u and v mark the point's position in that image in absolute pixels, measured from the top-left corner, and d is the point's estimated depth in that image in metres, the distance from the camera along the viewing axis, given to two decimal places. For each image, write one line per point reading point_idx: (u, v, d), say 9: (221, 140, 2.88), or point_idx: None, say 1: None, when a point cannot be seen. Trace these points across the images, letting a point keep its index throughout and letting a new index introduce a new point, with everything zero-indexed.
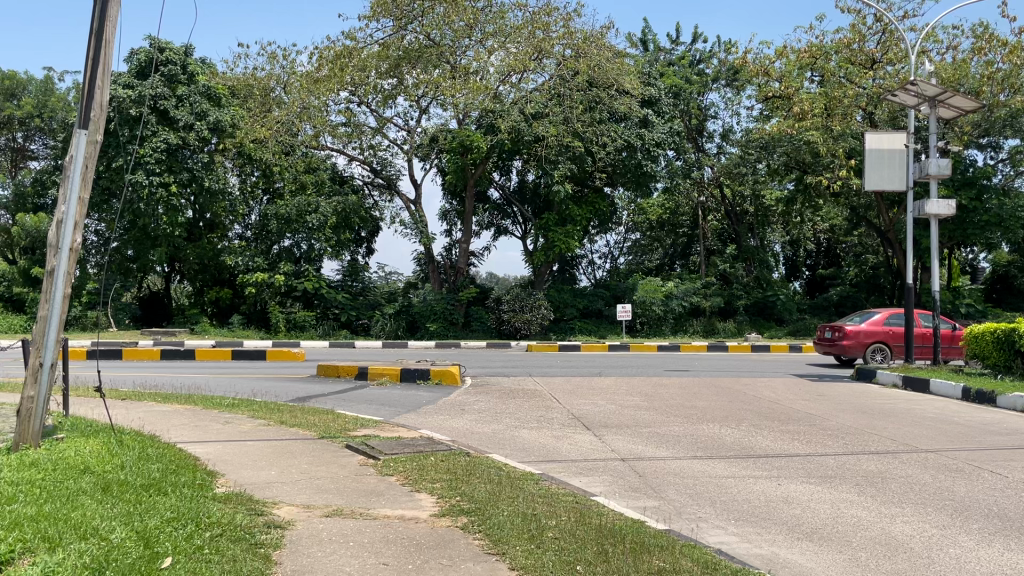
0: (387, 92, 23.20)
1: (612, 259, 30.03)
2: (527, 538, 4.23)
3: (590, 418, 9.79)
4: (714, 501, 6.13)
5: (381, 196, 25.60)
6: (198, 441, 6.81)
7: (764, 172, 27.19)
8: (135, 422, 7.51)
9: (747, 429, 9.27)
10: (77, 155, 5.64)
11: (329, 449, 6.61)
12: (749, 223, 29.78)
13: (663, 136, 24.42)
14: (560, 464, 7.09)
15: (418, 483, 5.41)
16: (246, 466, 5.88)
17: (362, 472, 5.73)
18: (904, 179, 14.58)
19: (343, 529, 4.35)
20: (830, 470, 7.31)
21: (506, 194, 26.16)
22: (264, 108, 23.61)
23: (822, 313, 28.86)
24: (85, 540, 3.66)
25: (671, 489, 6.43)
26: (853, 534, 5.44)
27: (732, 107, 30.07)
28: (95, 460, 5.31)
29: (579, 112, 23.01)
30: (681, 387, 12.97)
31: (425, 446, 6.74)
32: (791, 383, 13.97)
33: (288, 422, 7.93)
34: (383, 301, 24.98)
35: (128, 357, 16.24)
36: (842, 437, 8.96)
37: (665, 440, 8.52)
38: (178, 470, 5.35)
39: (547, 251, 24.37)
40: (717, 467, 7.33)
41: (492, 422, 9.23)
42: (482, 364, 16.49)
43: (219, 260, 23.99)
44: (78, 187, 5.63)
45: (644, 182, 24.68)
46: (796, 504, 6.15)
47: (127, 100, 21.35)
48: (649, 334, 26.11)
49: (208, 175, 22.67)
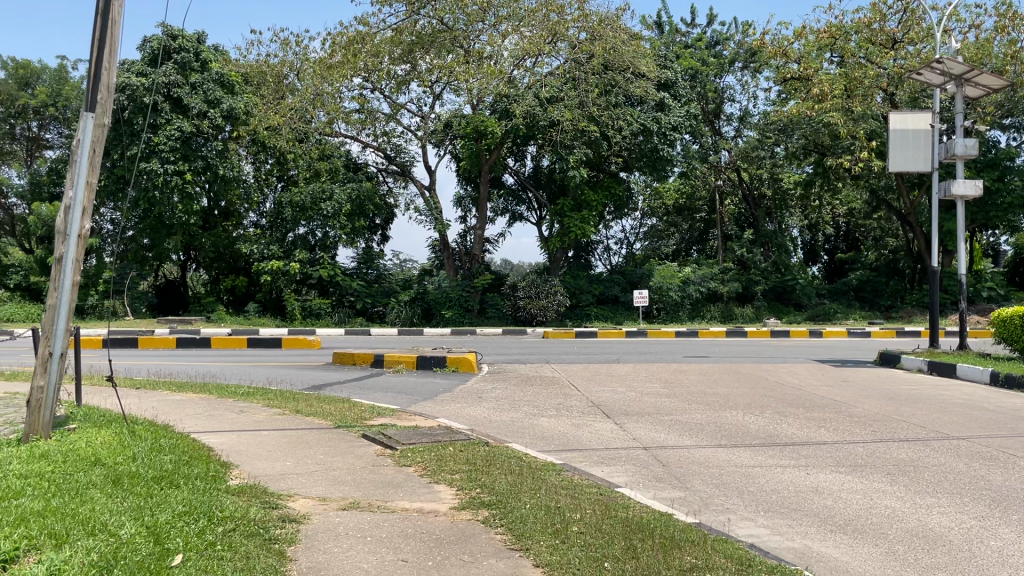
0: (401, 77, 22.97)
1: (628, 245, 29.73)
2: (551, 533, 4.05)
3: (610, 405, 9.61)
4: (742, 492, 5.93)
5: (395, 182, 25.49)
6: (212, 431, 6.69)
7: (782, 156, 26.84)
8: (148, 412, 7.40)
9: (771, 416, 9.06)
10: (84, 139, 5.48)
11: (346, 439, 6.46)
12: (767, 207, 29.40)
13: (680, 120, 24.09)
14: (581, 454, 6.92)
15: (437, 474, 5.24)
16: (261, 456, 5.74)
17: (379, 463, 5.58)
18: (929, 160, 14.21)
19: (360, 524, 4.20)
20: (860, 459, 7.10)
21: (521, 179, 25.93)
22: (277, 95, 23.43)
23: (841, 298, 28.54)
24: (93, 536, 3.52)
25: (697, 479, 6.25)
26: (888, 526, 5.23)
27: (749, 90, 29.63)
28: (107, 451, 5.18)
29: (594, 96, 22.75)
30: (701, 373, 12.75)
31: (444, 435, 6.59)
32: (813, 369, 13.72)
33: (303, 411, 7.81)
34: (398, 288, 24.83)
35: (144, 345, 16.20)
36: (869, 424, 8.73)
37: (688, 428, 8.33)
38: (191, 461, 5.23)
39: (563, 237, 24.14)
40: (742, 456, 7.14)
41: (510, 410, 9.08)
42: (498, 351, 16.33)
43: (235, 247, 24.16)
44: (86, 171, 5.46)
45: (660, 167, 24.32)
46: (827, 495, 5.96)
47: (141, 88, 21.26)
48: (666, 320, 25.82)
49: (223, 162, 22.54)
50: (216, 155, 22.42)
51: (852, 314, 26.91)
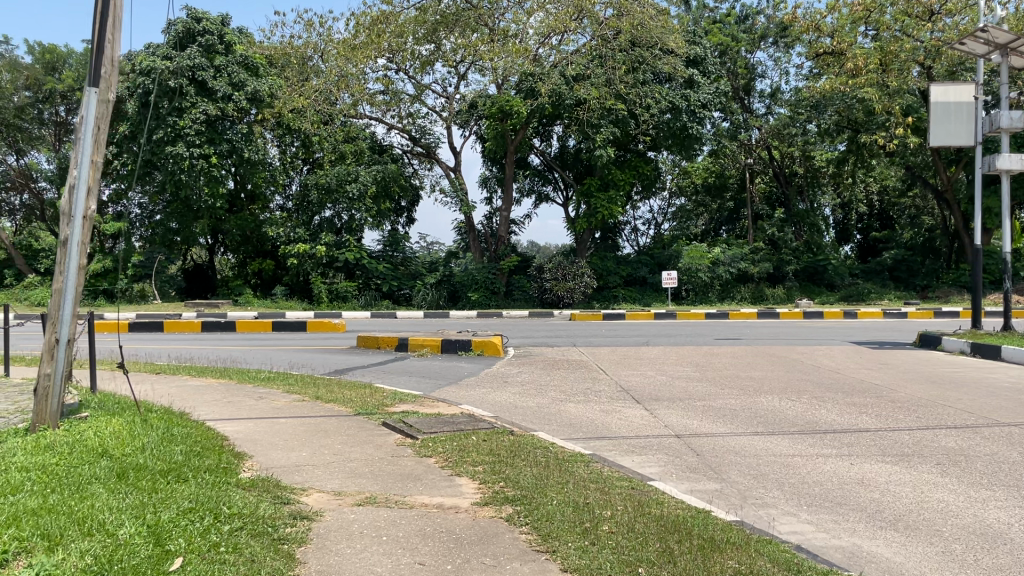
0: (425, 57, 22.54)
1: (656, 226, 29.18)
2: (579, 533, 3.76)
3: (640, 390, 9.29)
4: (782, 483, 5.60)
5: (420, 164, 25.22)
6: (228, 419, 6.48)
7: (814, 134, 26.20)
8: (164, 399, 7.21)
9: (809, 402, 8.68)
10: (88, 115, 5.23)
11: (365, 427, 6.22)
12: (798, 185, 28.65)
13: (709, 97, 23.47)
14: (610, 442, 6.62)
15: (459, 466, 4.96)
16: (277, 446, 5.51)
17: (398, 454, 5.32)
18: (972, 134, 13.57)
19: (376, 521, 3.94)
20: (907, 448, 6.71)
21: (547, 160, 25.46)
22: (302, 77, 23.14)
23: (875, 278, 27.89)
24: (90, 537, 3.29)
25: (734, 470, 5.92)
26: (942, 522, 4.87)
27: (781, 65, 28.86)
28: (115, 442, 4.97)
29: (622, 73, 22.23)
30: (734, 356, 12.36)
31: (467, 423, 6.31)
32: (850, 351, 13.25)
33: (323, 397, 7.57)
34: (424, 271, 24.62)
35: (169, 329, 16.14)
36: (913, 410, 8.31)
37: (723, 415, 7.97)
38: (203, 452, 5.00)
39: (589, 218, 23.75)
40: (781, 444, 6.78)
41: (536, 395, 8.80)
42: (524, 334, 16.03)
43: (261, 231, 24.01)
44: (90, 149, 5.21)
45: (689, 145, 23.67)
46: (874, 487, 5.60)
47: (166, 71, 21.19)
48: (695, 302, 25.36)
49: (248, 145, 22.38)
50: (241, 137, 22.28)
51: (886, 294, 26.24)
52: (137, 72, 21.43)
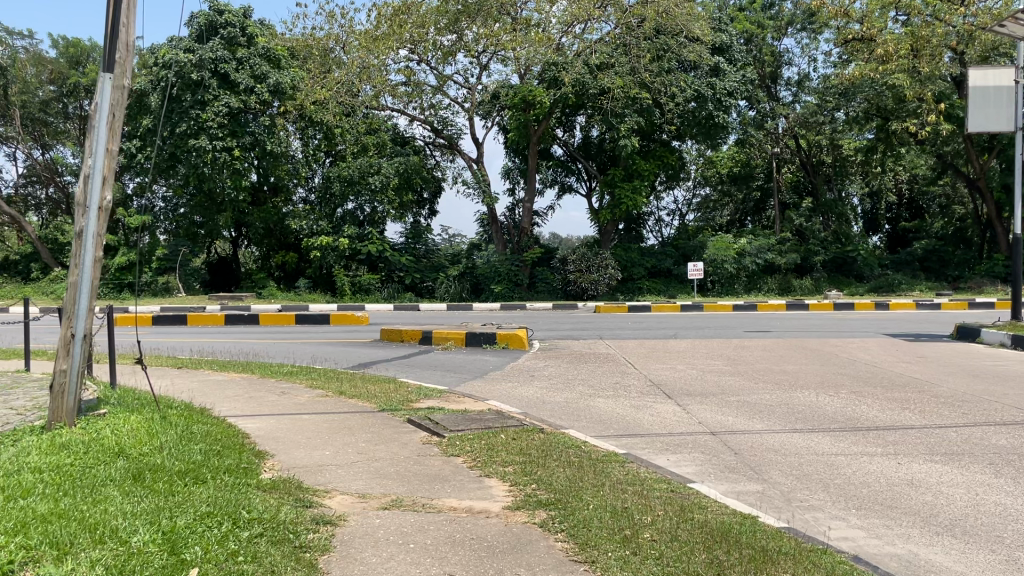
0: (447, 48, 22.25)
1: (680, 217, 28.77)
2: (619, 542, 3.53)
3: (671, 385, 9.02)
4: (826, 485, 5.33)
5: (442, 156, 25.01)
6: (250, 416, 6.30)
7: (842, 122, 25.66)
8: (185, 394, 7.06)
9: (848, 397, 8.36)
10: (103, 103, 5.03)
11: (390, 424, 6.01)
12: (826, 174, 28.02)
13: (736, 85, 23.00)
14: (644, 440, 6.37)
15: (488, 467, 4.74)
16: (300, 445, 5.31)
17: (425, 453, 5.10)
18: (1011, 119, 13.09)
19: (402, 527, 3.72)
20: (956, 446, 6.39)
21: (570, 151, 25.11)
22: (324, 69, 22.92)
23: (905, 268, 27.16)
24: (101, 546, 3.11)
25: (775, 470, 5.64)
26: (1002, 528, 4.58)
27: (808, 52, 28.26)
28: (132, 441, 4.80)
29: (646, 61, 21.87)
30: (765, 349, 12.04)
31: (495, 420, 6.07)
32: (886, 344, 12.86)
33: (346, 392, 7.38)
34: (447, 263, 24.43)
35: (193, 322, 16.10)
36: (958, 406, 7.97)
37: (759, 410, 7.69)
38: (222, 452, 4.81)
39: (613, 209, 23.42)
40: (823, 442, 6.48)
41: (564, 390, 8.55)
42: (549, 326, 15.79)
43: (284, 224, 23.93)
44: (105, 137, 5.03)
45: (715, 134, 23.22)
46: (925, 489, 5.31)
47: (188, 64, 21.24)
48: (721, 293, 24.99)
49: (271, 138, 22.26)
50: (263, 130, 22.17)
51: (917, 285, 25.62)
52: (161, 66, 21.44)
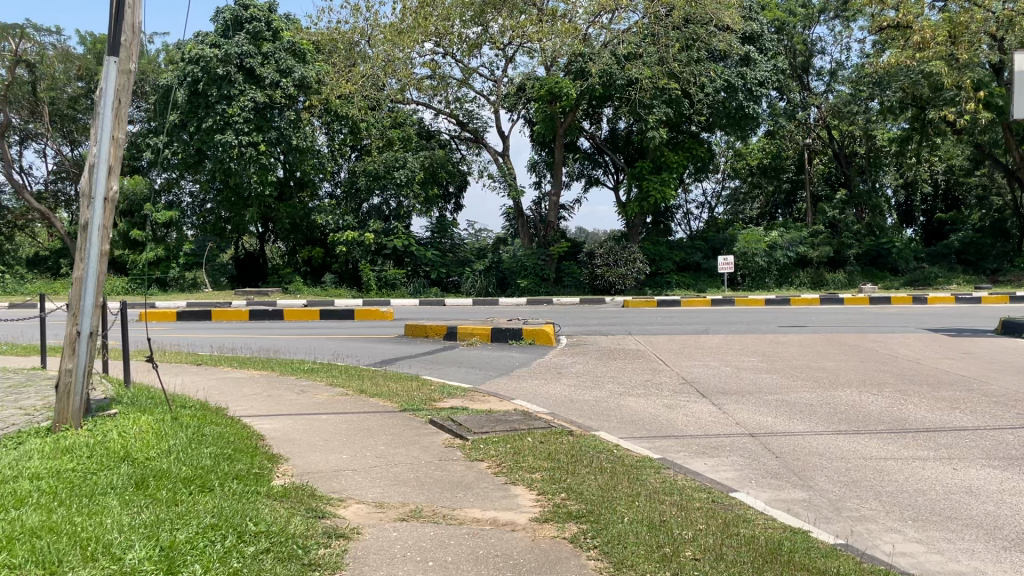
0: (473, 40, 21.91)
1: (709, 209, 28.21)
2: (658, 560, 3.21)
3: (705, 383, 8.65)
4: (878, 493, 4.95)
5: (468, 149, 24.66)
6: (267, 416, 6.06)
7: (876, 112, 24.97)
8: (201, 392, 6.84)
9: (893, 396, 7.94)
10: (108, 87, 4.78)
11: (411, 425, 5.72)
12: (859, 165, 27.19)
13: (767, 75, 22.43)
14: (679, 443, 6.02)
15: (514, 473, 4.42)
16: (316, 447, 5.04)
17: (447, 457, 4.81)
18: None
19: (421, 541, 3.43)
20: (1015, 450, 5.97)
21: (596, 143, 24.68)
22: (349, 63, 22.60)
23: (942, 261, 26.34)
24: (91, 565, 2.85)
25: (821, 476, 5.27)
26: None
27: (841, 41, 27.56)
28: (139, 444, 4.56)
29: (675, 50, 21.41)
30: (801, 345, 11.61)
31: (521, 421, 5.77)
32: (927, 339, 12.38)
33: (368, 390, 7.11)
34: (473, 257, 24.18)
35: (217, 317, 16.00)
36: (1012, 405, 7.52)
37: (799, 411, 7.30)
38: (233, 456, 4.55)
39: (641, 202, 22.96)
40: (871, 445, 6.09)
41: (594, 388, 8.22)
42: (576, 321, 15.45)
43: (310, 219, 23.79)
44: (111, 125, 4.78)
45: (745, 125, 22.70)
46: (987, 498, 4.91)
47: (214, 59, 21.12)
48: (751, 287, 24.53)
49: (296, 133, 22.07)
50: (289, 125, 22.05)
51: (955, 278, 24.85)
52: (186, 61, 21.42)
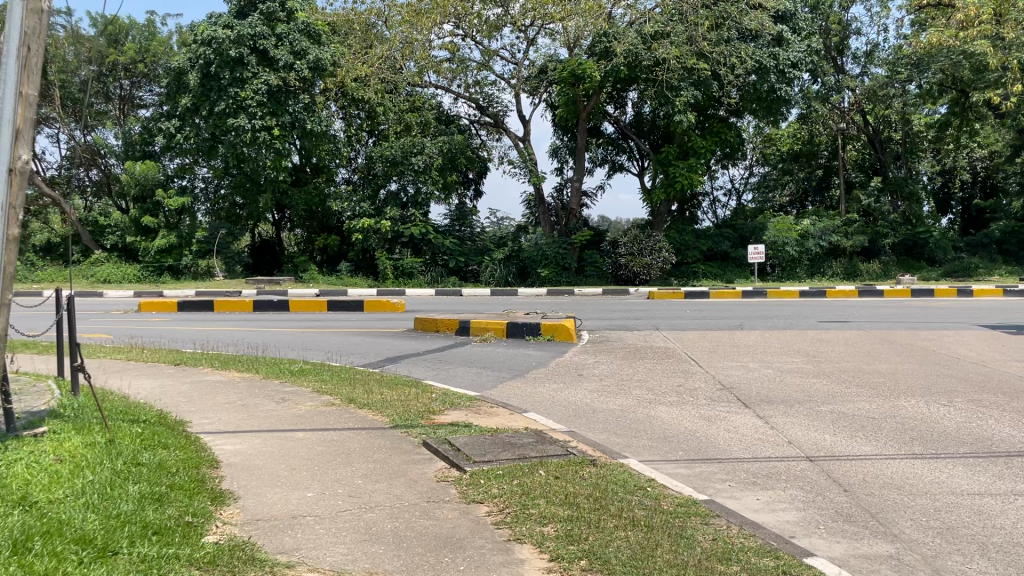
0: (493, 21, 20.83)
1: (736, 197, 26.95)
2: None
3: (746, 389, 7.60)
4: (984, 546, 3.89)
5: (488, 135, 23.66)
6: (234, 433, 5.10)
7: (914, 95, 23.53)
8: (164, 402, 5.90)
9: (967, 409, 6.85)
10: (12, 33, 3.87)
11: (400, 448, 4.75)
12: (895, 151, 25.64)
13: (801, 56, 21.07)
14: (724, 470, 4.99)
15: (521, 526, 3.43)
16: (279, 480, 4.09)
17: (438, 498, 3.82)
18: None
19: None
20: None
21: (621, 128, 23.56)
22: (365, 45, 21.60)
23: (982, 251, 24.76)
24: None
25: (908, 522, 4.21)
26: None
27: (880, 22, 26.06)
28: (45, 484, 3.59)
29: (705, 29, 20.03)
30: (848, 343, 10.51)
31: (535, 446, 4.75)
32: (986, 337, 11.19)
33: (357, 399, 6.14)
34: (492, 246, 23.04)
35: (220, 308, 15.15)
36: None
37: (860, 426, 6.24)
38: (165, 497, 3.59)
39: (667, 189, 21.71)
40: (959, 476, 5.01)
41: (621, 395, 7.21)
42: (600, 314, 14.38)
43: (326, 205, 22.87)
44: (17, 79, 3.87)
45: (778, 109, 21.47)
46: None
47: (226, 40, 20.03)
48: (782, 278, 23.34)
49: (310, 117, 20.96)
50: (303, 109, 20.82)
51: (996, 268, 23.35)
52: (199, 43, 20.40)
